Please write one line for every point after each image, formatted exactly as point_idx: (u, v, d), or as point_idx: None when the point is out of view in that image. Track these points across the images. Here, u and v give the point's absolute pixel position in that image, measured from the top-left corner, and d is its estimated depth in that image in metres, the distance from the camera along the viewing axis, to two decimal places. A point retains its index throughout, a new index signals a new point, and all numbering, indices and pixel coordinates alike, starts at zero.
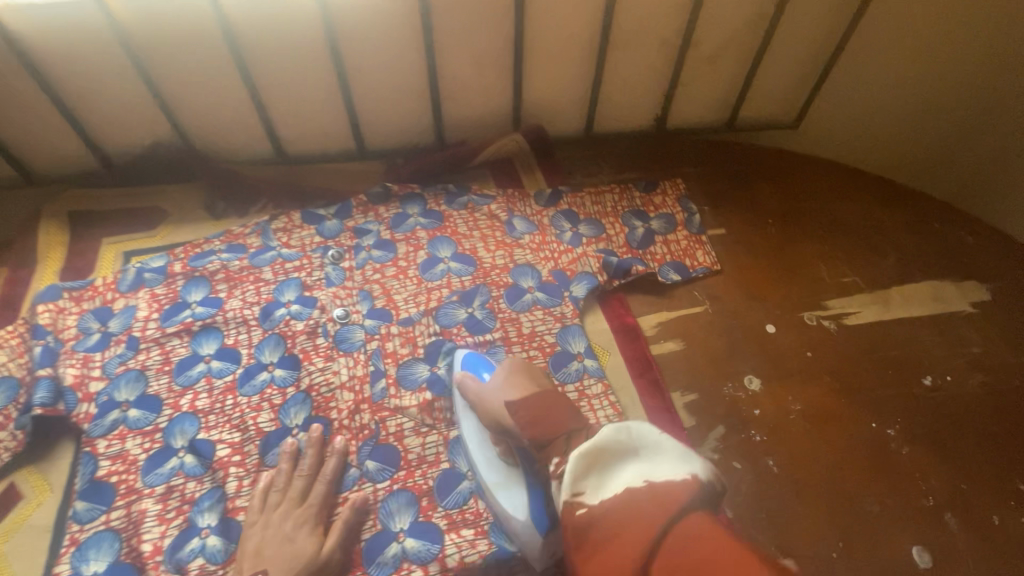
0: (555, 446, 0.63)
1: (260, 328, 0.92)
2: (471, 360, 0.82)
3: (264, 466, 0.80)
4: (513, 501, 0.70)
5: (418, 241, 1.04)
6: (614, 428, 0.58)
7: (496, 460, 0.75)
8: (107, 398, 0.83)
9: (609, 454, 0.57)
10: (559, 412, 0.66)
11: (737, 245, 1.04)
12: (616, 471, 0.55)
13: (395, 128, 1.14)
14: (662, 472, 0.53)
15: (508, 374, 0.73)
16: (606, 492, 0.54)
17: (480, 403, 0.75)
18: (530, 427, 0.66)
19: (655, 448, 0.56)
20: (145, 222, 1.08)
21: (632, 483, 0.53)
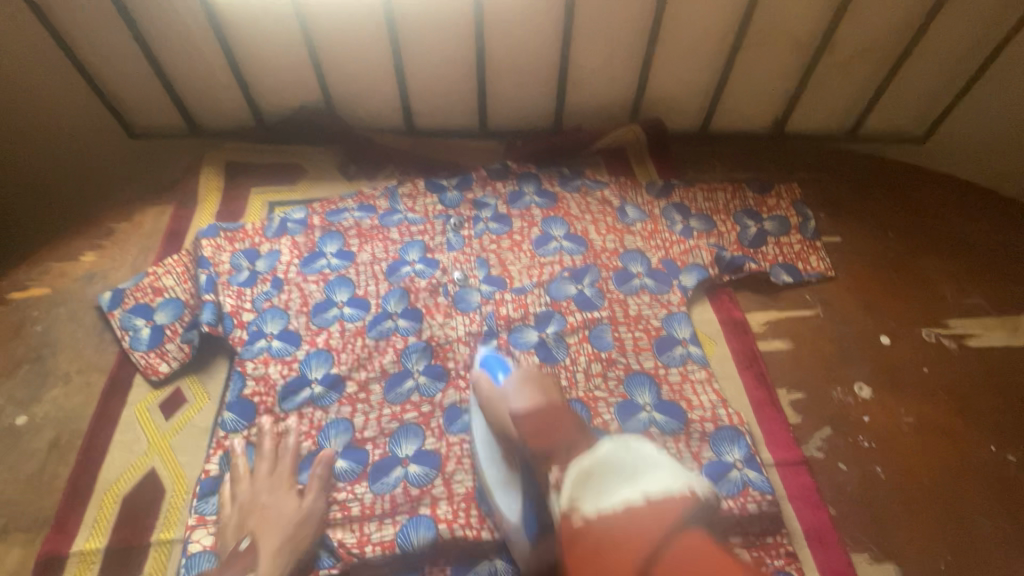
0: (556, 456, 0.64)
1: (387, 281, 1.00)
2: (491, 362, 0.82)
3: (387, 403, 0.87)
4: (509, 502, 0.73)
5: (533, 218, 1.09)
6: (614, 442, 0.62)
7: (499, 460, 0.77)
8: (257, 328, 0.94)
9: (608, 469, 0.60)
10: (560, 429, 0.67)
11: (854, 254, 1.02)
12: (612, 486, 0.58)
13: (520, 109, 1.20)
14: (659, 486, 0.56)
15: (522, 383, 0.75)
16: (603, 503, 0.57)
17: (491, 405, 0.77)
18: (531, 438, 0.67)
19: (652, 467, 0.59)
20: (288, 176, 1.19)
21: (631, 499, 0.55)
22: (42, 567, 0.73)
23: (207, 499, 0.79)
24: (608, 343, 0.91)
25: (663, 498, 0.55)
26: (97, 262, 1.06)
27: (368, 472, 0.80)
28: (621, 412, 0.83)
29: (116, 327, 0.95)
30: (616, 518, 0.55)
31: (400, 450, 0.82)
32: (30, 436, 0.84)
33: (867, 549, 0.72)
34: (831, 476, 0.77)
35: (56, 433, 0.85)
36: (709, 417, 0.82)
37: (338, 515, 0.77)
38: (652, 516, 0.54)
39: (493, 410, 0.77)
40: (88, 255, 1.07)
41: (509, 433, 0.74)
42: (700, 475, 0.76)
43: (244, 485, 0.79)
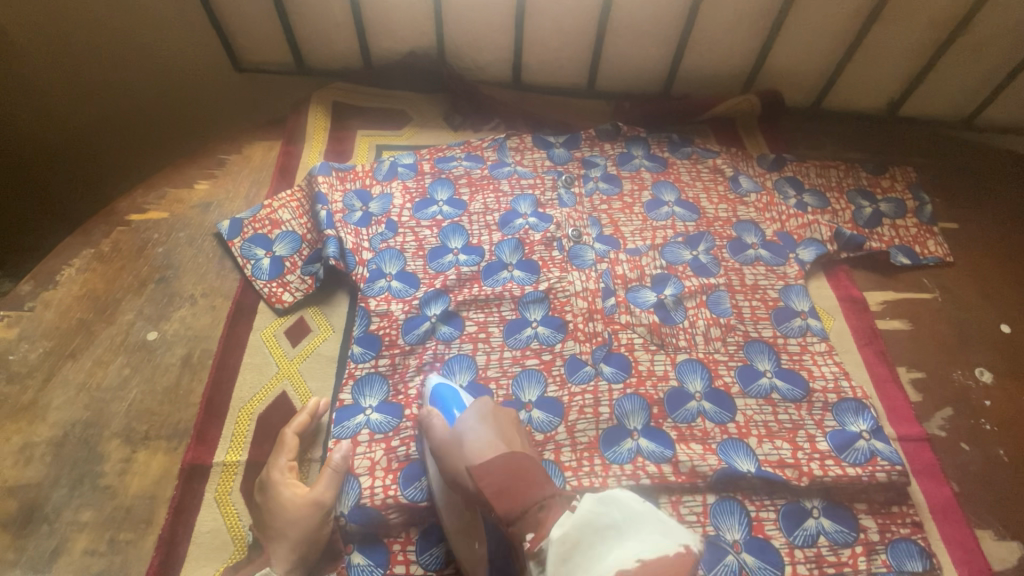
0: (527, 514, 0.62)
1: (501, 232, 1.01)
2: (439, 395, 0.80)
3: (507, 347, 0.89)
4: (469, 553, 0.70)
5: (643, 181, 1.08)
6: (598, 499, 0.60)
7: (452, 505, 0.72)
8: (376, 268, 0.95)
9: (591, 532, 0.58)
10: (527, 481, 0.64)
11: (972, 242, 1.01)
12: (602, 550, 0.56)
13: (631, 71, 1.18)
14: (648, 548, 0.54)
15: (478, 426, 0.71)
16: (596, 572, 0.54)
17: (447, 452, 0.70)
18: (493, 495, 0.63)
19: (637, 525, 0.57)
20: (394, 121, 1.19)
21: (623, 564, 0.52)
22: (188, 474, 0.76)
23: (345, 423, 0.81)
24: (726, 309, 0.91)
25: (658, 562, 0.52)
26: (211, 191, 1.07)
27: None
28: (743, 376, 0.84)
29: (237, 255, 0.97)
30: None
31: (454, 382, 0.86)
32: (163, 352, 0.87)
33: (991, 525, 0.73)
34: (953, 455, 0.78)
35: (188, 350, 0.88)
36: (831, 387, 0.83)
37: None
38: None
39: (446, 463, 0.70)
40: (202, 184, 1.08)
41: (463, 487, 0.68)
42: (825, 442, 0.77)
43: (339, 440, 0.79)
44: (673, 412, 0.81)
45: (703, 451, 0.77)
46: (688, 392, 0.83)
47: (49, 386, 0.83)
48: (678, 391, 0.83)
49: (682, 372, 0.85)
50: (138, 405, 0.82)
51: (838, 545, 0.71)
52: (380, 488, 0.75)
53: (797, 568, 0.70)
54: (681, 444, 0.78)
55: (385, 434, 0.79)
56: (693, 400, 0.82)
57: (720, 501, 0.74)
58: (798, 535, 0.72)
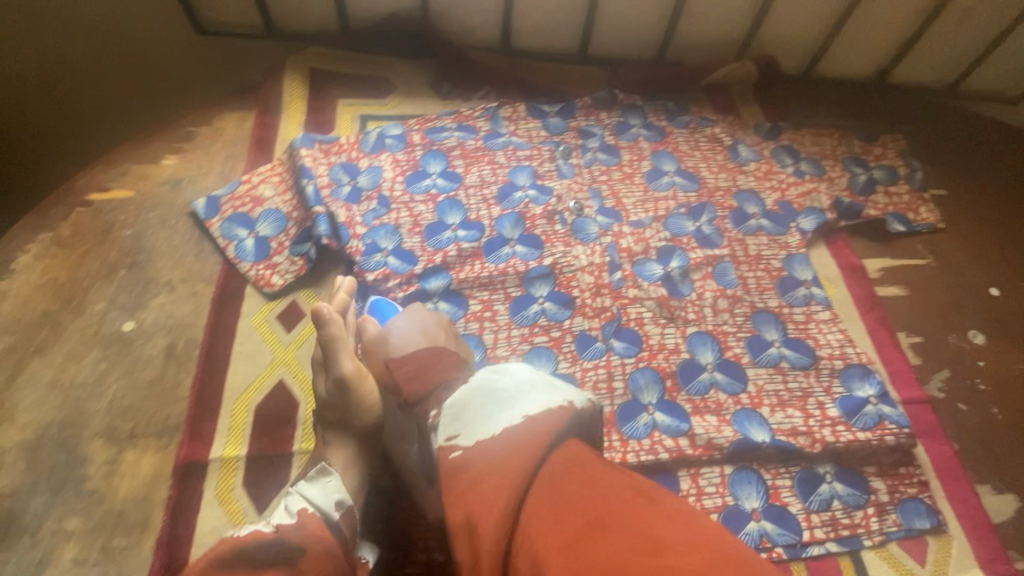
0: (434, 395, 0.63)
1: (499, 206, 0.97)
2: (377, 306, 0.82)
3: (515, 325, 0.87)
4: (404, 449, 0.67)
5: (641, 151, 1.06)
6: (491, 368, 0.58)
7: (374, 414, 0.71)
8: (372, 243, 0.90)
9: (483, 397, 0.55)
10: (436, 366, 0.67)
11: (960, 208, 1.03)
12: (489, 412, 0.54)
13: (625, 35, 1.14)
14: (537, 405, 0.54)
15: (401, 327, 0.74)
16: (481, 433, 0.52)
17: (370, 352, 0.74)
18: (407, 381, 0.66)
19: (528, 384, 0.56)
20: (379, 90, 1.11)
21: (511, 421, 0.52)
22: (183, 472, 0.71)
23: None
24: (732, 280, 0.91)
25: (544, 417, 0.52)
26: (180, 167, 0.98)
27: None
28: (752, 346, 0.85)
29: (217, 236, 0.90)
30: (494, 445, 0.51)
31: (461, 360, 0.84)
32: (142, 343, 0.81)
33: (989, 481, 0.76)
34: (952, 415, 0.81)
35: (170, 340, 0.81)
36: (837, 354, 0.84)
37: None
38: (530, 436, 0.51)
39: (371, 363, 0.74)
40: (170, 159, 0.99)
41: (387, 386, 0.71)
42: (835, 408, 0.78)
43: None
44: (686, 385, 0.81)
45: (718, 422, 0.77)
46: (700, 364, 0.83)
47: (14, 385, 0.76)
48: (690, 363, 0.83)
49: (693, 345, 0.85)
50: (120, 402, 0.76)
51: (851, 507, 0.73)
52: None
53: (814, 532, 0.71)
54: (696, 416, 0.78)
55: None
56: (705, 371, 0.82)
57: (738, 471, 0.75)
58: (813, 500, 0.73)
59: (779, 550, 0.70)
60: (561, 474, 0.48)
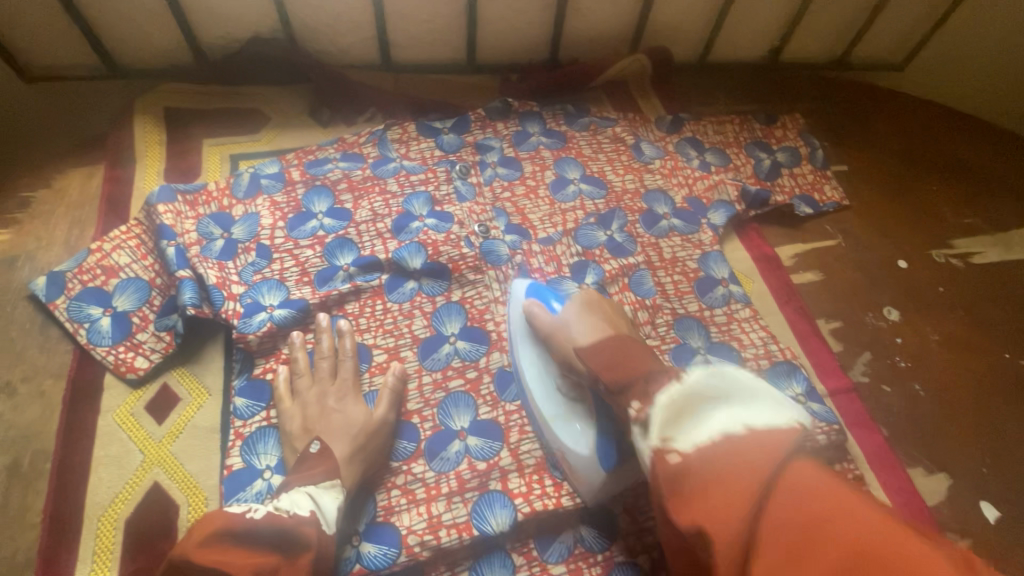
0: (635, 390, 0.61)
1: (397, 240, 0.88)
2: (536, 291, 0.79)
3: (425, 371, 0.78)
4: (574, 432, 0.70)
5: (544, 160, 1.00)
6: (707, 372, 0.57)
7: (555, 393, 0.73)
8: (252, 301, 0.79)
9: (702, 400, 0.56)
10: (634, 358, 0.64)
11: (863, 182, 1.03)
12: (705, 415, 0.55)
13: (511, 40, 1.07)
14: (761, 419, 0.52)
15: (584, 314, 0.73)
16: (698, 438, 0.53)
17: (552, 337, 0.74)
18: (605, 369, 0.65)
19: (751, 398, 0.55)
20: (248, 125, 1.00)
21: (731, 429, 0.52)
22: None
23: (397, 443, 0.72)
24: (650, 289, 0.87)
25: (769, 434, 0.51)
26: (16, 242, 0.85)
27: (424, 448, 0.72)
28: (676, 358, 0.81)
29: (64, 320, 0.77)
30: (718, 450, 0.51)
31: None
32: None
33: (919, 462, 0.75)
34: (877, 399, 0.80)
35: (14, 456, 0.69)
36: (762, 353, 0.81)
37: (401, 500, 0.68)
38: (757, 449, 0.50)
39: (555, 347, 0.74)
40: (3, 235, 0.85)
41: (577, 368, 0.72)
42: None
43: None
44: None
45: None
46: None
47: None
48: None
49: None
50: None
51: None
52: (398, 497, 0.68)
53: None
54: None
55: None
56: None
57: None
58: None
59: None
60: (797, 486, 0.47)
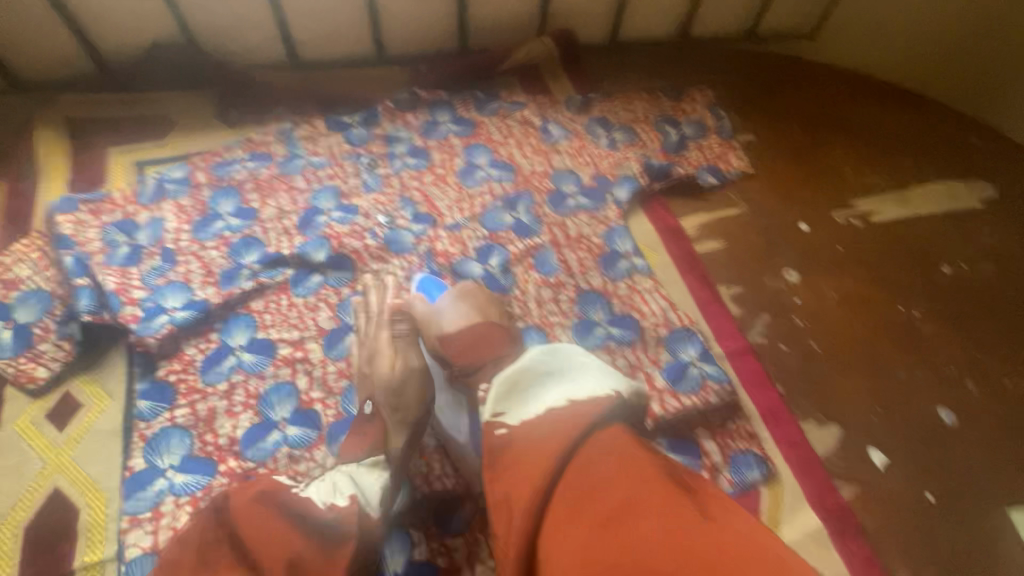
0: (483, 371, 0.67)
1: (302, 235, 0.88)
2: (425, 283, 0.81)
3: (330, 360, 0.79)
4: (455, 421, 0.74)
5: (453, 148, 1.01)
6: (543, 350, 0.63)
7: (438, 382, 0.76)
8: (153, 304, 0.80)
9: (536, 375, 0.61)
10: (493, 342, 0.70)
11: (767, 150, 1.06)
12: (535, 392, 0.60)
13: (417, 30, 1.08)
14: (583, 391, 0.57)
15: (456, 302, 0.75)
16: (527, 412, 0.58)
17: (426, 329, 0.76)
18: (464, 355, 0.70)
19: (579, 372, 0.60)
20: (154, 131, 1.00)
21: (554, 403, 0.57)
22: None
23: (306, 430, 0.74)
24: (554, 267, 0.89)
25: (588, 404, 0.56)
26: None
27: (326, 434, 0.73)
28: (578, 332, 0.83)
29: None
30: (540, 422, 0.56)
31: (274, 413, 0.75)
32: None
33: (811, 415, 0.78)
34: (773, 358, 0.82)
35: None
36: (661, 321, 0.83)
37: (302, 486, 0.69)
38: (570, 419, 0.55)
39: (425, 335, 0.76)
40: None
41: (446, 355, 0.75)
42: (661, 378, 0.78)
43: (128, 526, 0.66)
44: None
45: None
46: None
47: None
48: None
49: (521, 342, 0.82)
50: None
51: None
52: (299, 484, 0.70)
53: None
54: None
55: (192, 496, 0.68)
56: None
57: None
58: None
59: None
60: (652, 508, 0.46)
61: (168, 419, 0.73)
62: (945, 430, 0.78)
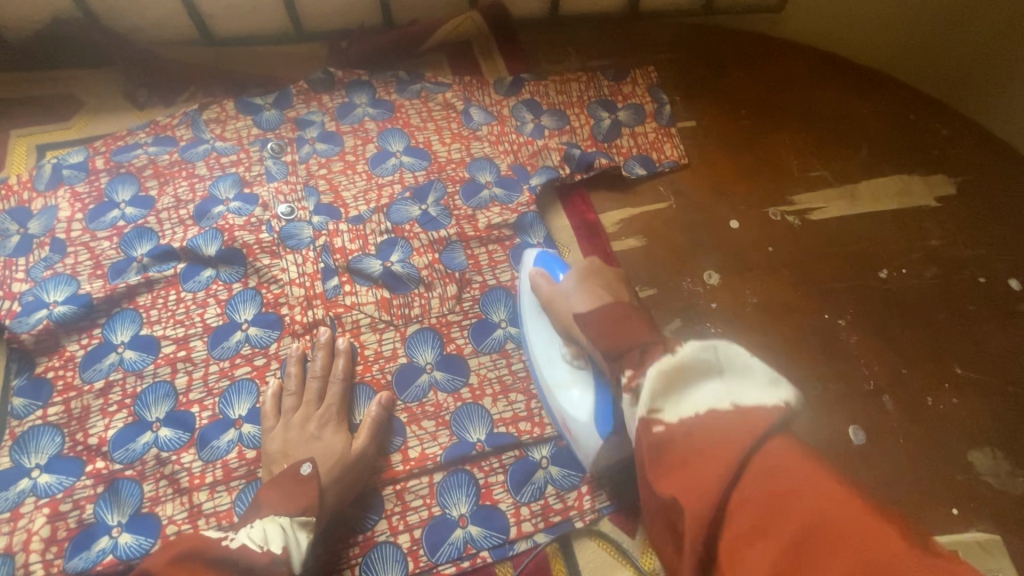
0: (628, 359, 0.54)
1: (197, 226, 0.85)
2: (543, 259, 0.76)
3: (212, 360, 0.76)
4: (575, 399, 0.68)
5: (367, 133, 0.95)
6: (701, 345, 0.49)
7: (562, 360, 0.71)
8: (35, 299, 0.79)
9: (692, 372, 0.49)
10: (635, 327, 0.56)
11: (707, 138, 0.98)
12: (692, 389, 0.49)
13: (336, 3, 1.00)
14: (753, 397, 0.46)
15: (583, 284, 0.67)
16: (685, 410, 0.48)
17: (553, 306, 0.71)
18: (604, 339, 0.57)
19: (745, 373, 0.48)
20: (57, 111, 0.96)
21: (716, 407, 0.46)
22: None
23: (179, 433, 0.72)
24: (461, 261, 0.84)
25: (756, 413, 0.45)
26: None
27: (197, 437, 0.71)
28: (475, 334, 0.79)
29: None
30: (703, 426, 0.46)
31: (149, 412, 0.73)
32: None
33: None
34: None
35: None
36: None
37: (167, 489, 0.68)
38: (739, 425, 0.44)
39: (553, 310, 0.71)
40: None
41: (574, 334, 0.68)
42: None
43: None
44: (401, 393, 0.75)
45: (435, 428, 0.73)
46: (419, 365, 0.77)
47: None
48: (407, 368, 0.77)
49: (412, 346, 0.78)
50: None
51: (564, 490, 0.70)
52: (163, 489, 0.68)
53: (523, 527, 0.68)
54: (412, 426, 0.73)
55: (52, 498, 0.67)
56: (425, 372, 0.77)
57: (450, 475, 0.71)
58: (526, 491, 0.70)
59: (484, 554, 0.67)
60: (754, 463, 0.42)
61: (40, 418, 0.72)
62: (852, 449, 0.74)
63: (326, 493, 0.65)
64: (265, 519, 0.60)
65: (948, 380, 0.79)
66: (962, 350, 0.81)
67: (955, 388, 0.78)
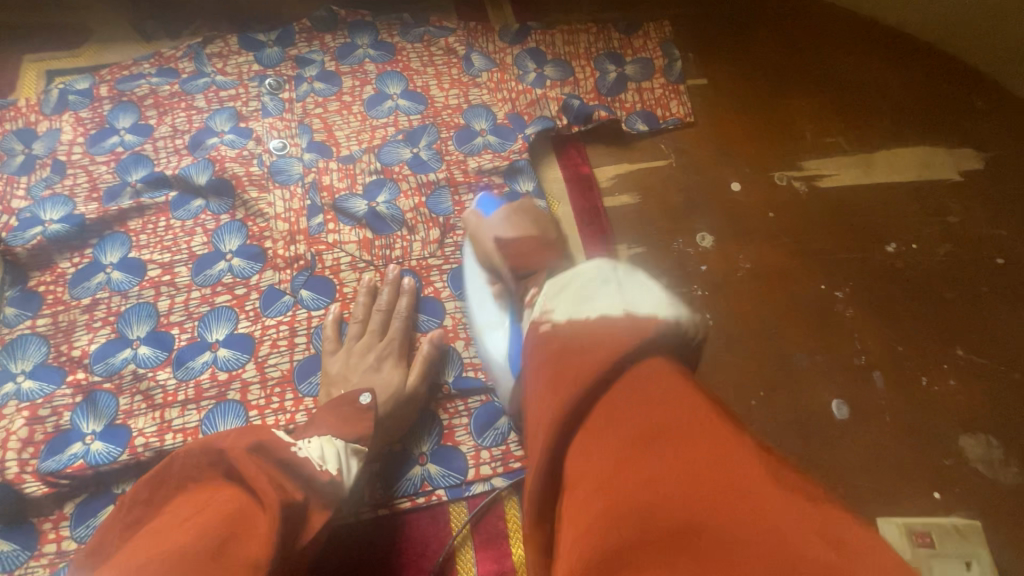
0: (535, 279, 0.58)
1: (191, 156, 0.86)
2: (484, 200, 0.76)
3: (195, 287, 0.78)
4: (496, 340, 0.67)
5: (366, 74, 0.94)
6: (611, 266, 0.46)
7: (490, 299, 0.70)
8: (32, 216, 0.81)
9: (592, 286, 0.46)
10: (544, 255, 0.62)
11: (717, 96, 0.93)
12: (592, 297, 0.45)
13: None
14: (644, 306, 0.42)
15: (514, 221, 0.70)
16: (577, 313, 0.44)
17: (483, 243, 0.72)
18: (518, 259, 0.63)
19: (645, 288, 0.44)
20: (68, 39, 0.98)
21: (607, 313, 0.42)
22: None
23: (157, 352, 0.73)
24: (447, 207, 0.83)
25: (644, 321, 0.40)
26: None
27: (174, 357, 0.73)
28: (454, 280, 0.78)
29: None
30: (586, 328, 0.42)
31: (130, 330, 0.75)
32: None
33: None
34: None
35: None
36: None
37: (140, 404, 0.70)
38: (620, 331, 0.40)
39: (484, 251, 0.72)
40: None
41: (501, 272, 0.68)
42: None
43: None
44: None
45: None
46: None
47: None
48: None
49: None
50: None
51: None
52: (138, 403, 0.70)
53: (481, 469, 0.68)
54: None
55: (33, 403, 0.70)
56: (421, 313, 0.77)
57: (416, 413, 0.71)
58: (489, 436, 0.70)
59: (439, 492, 0.67)
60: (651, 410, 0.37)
61: (29, 328, 0.74)
62: (834, 423, 0.71)
63: (377, 430, 0.65)
64: (321, 439, 0.56)
65: (947, 362, 0.74)
66: (967, 333, 0.76)
67: (954, 371, 0.74)
